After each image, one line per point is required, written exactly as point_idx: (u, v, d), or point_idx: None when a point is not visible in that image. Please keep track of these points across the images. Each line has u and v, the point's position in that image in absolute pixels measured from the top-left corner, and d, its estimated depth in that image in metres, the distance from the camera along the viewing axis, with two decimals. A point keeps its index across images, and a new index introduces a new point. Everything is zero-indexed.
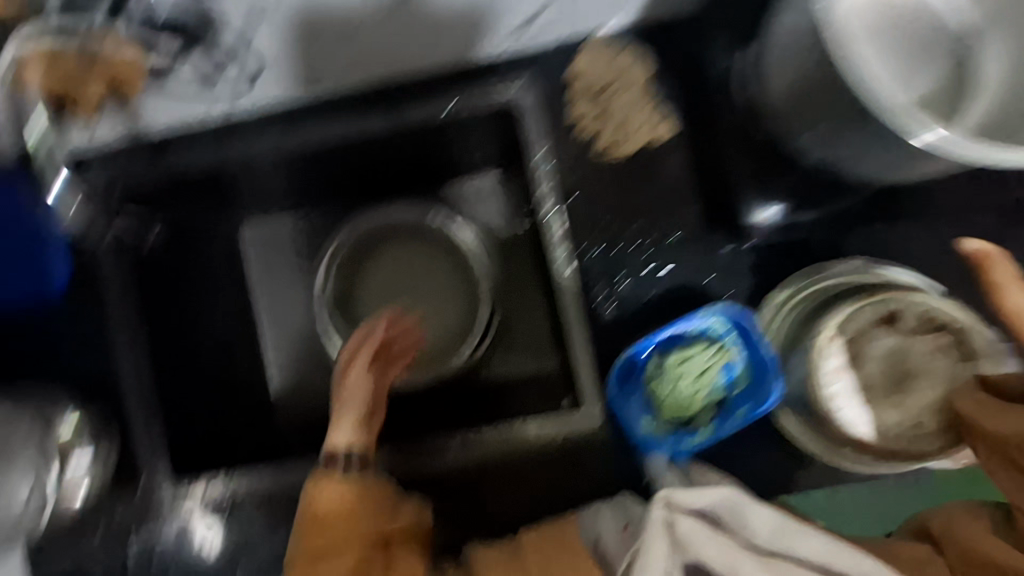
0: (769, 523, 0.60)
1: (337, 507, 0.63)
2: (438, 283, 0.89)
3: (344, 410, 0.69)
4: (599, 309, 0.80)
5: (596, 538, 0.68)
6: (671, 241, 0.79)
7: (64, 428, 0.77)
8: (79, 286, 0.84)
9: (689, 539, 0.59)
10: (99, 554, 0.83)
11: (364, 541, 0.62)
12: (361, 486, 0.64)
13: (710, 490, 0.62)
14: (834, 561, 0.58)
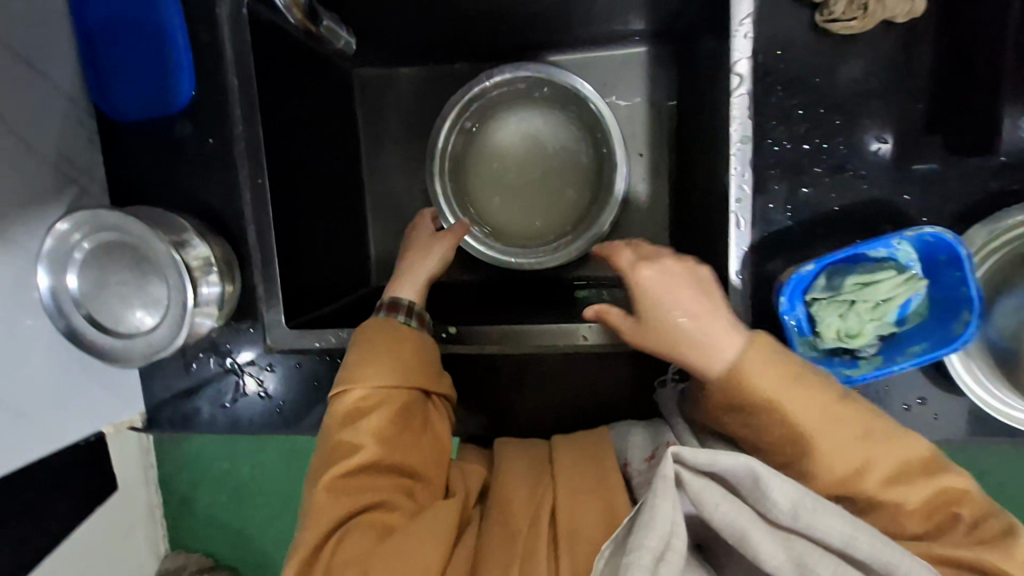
0: (791, 499, 0.52)
1: (390, 352, 0.72)
2: (575, 168, 0.96)
3: (414, 275, 0.79)
4: (767, 214, 0.71)
5: (625, 459, 0.74)
6: (877, 142, 0.68)
7: (195, 256, 0.72)
8: (201, 104, 0.77)
9: (699, 499, 0.54)
10: (210, 379, 0.84)
11: (412, 382, 0.71)
12: (413, 338, 0.73)
13: (730, 456, 0.53)
14: (854, 543, 0.51)
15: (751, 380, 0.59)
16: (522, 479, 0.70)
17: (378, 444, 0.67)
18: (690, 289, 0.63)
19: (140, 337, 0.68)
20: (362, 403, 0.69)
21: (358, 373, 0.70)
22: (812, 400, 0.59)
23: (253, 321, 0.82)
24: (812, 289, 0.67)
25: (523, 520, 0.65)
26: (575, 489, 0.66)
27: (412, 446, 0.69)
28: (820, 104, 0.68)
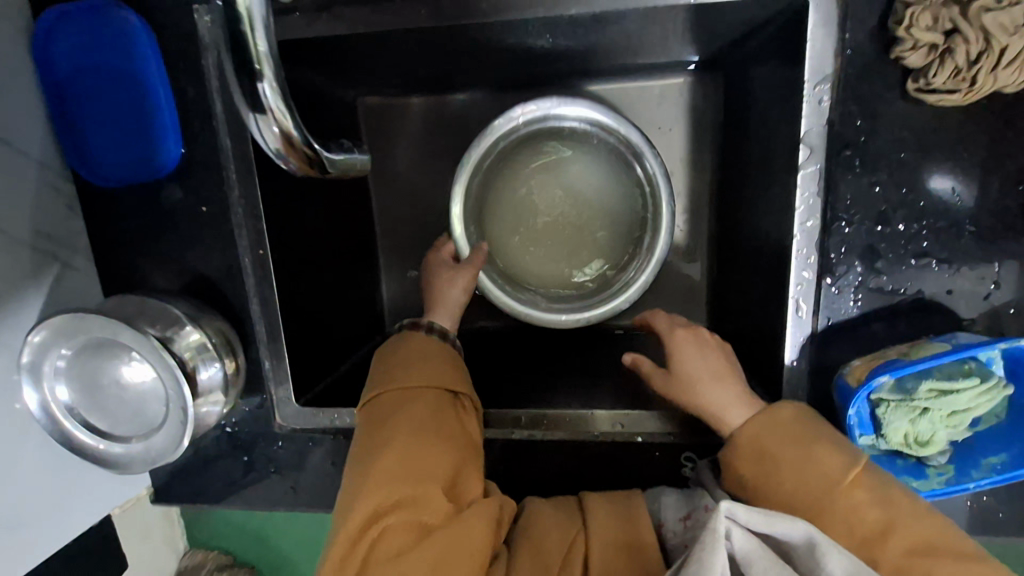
0: (849, 570, 0.47)
1: (427, 362, 0.67)
2: (609, 207, 0.87)
3: (445, 299, 0.76)
4: (832, 301, 0.63)
5: (658, 519, 0.65)
6: (963, 227, 0.59)
7: (188, 344, 0.65)
8: (190, 164, 0.68)
9: (749, 559, 0.48)
10: (213, 453, 0.78)
11: (450, 386, 0.66)
12: (445, 352, 0.70)
13: (782, 521, 0.49)
14: None
15: (762, 442, 0.63)
16: (552, 516, 0.64)
17: (414, 444, 0.60)
18: (705, 342, 0.71)
19: (139, 437, 0.63)
20: (399, 401, 0.64)
21: (397, 375, 0.66)
22: (824, 465, 0.59)
23: (261, 398, 0.76)
24: (881, 390, 0.60)
25: (555, 556, 0.60)
26: (607, 537, 0.61)
27: (454, 446, 0.61)
28: (901, 181, 0.59)
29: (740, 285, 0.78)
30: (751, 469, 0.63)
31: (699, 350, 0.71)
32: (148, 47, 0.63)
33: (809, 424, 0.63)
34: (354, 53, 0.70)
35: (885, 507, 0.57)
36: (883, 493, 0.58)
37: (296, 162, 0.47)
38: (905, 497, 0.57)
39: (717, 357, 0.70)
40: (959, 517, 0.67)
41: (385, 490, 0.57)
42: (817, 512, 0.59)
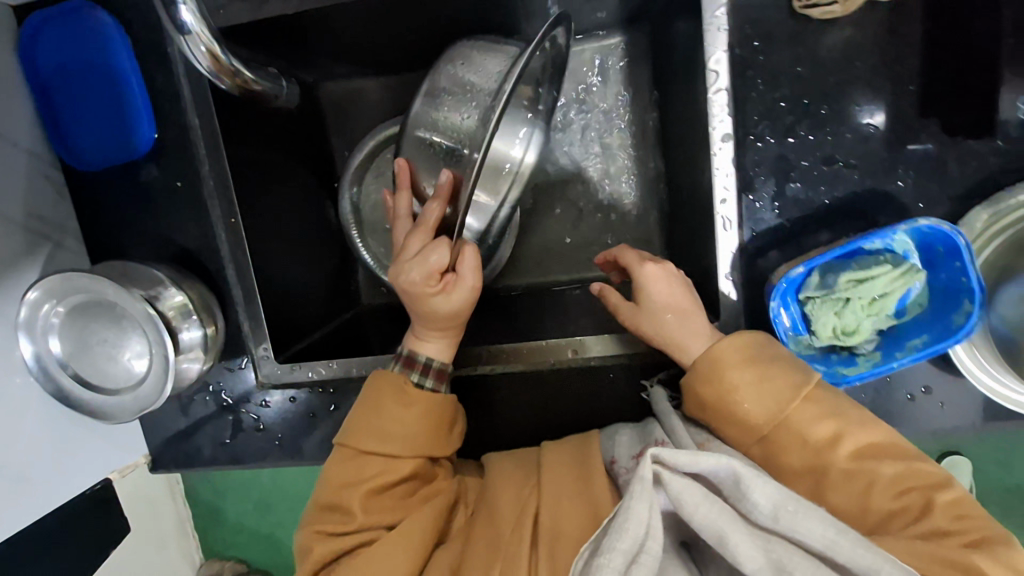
0: (771, 499, 0.51)
1: (398, 411, 0.70)
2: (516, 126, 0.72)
3: (438, 332, 0.73)
4: (755, 212, 0.67)
5: (612, 456, 0.69)
6: (864, 130, 0.64)
7: (170, 306, 0.71)
8: (164, 144, 0.75)
9: (678, 499, 0.52)
10: (204, 418, 0.84)
11: (417, 451, 0.70)
12: (431, 403, 0.71)
13: (706, 457, 0.52)
14: (834, 548, 0.50)
15: (723, 370, 0.64)
16: (511, 478, 0.69)
17: (366, 505, 0.67)
18: (676, 285, 0.69)
19: (125, 391, 0.67)
20: (358, 463, 0.69)
21: (360, 434, 0.70)
22: (780, 386, 0.62)
23: (244, 362, 0.82)
24: (807, 287, 0.65)
25: (508, 522, 0.64)
26: (559, 493, 0.64)
27: (404, 500, 0.68)
28: (802, 95, 0.65)
29: (683, 220, 0.82)
30: (713, 393, 0.64)
31: (667, 283, 0.69)
32: (118, 41, 0.71)
33: (766, 349, 0.65)
34: (307, 35, 0.78)
35: (834, 421, 0.61)
36: (833, 407, 0.62)
37: (230, 82, 0.65)
38: (852, 406, 0.62)
39: (684, 303, 0.69)
40: (901, 413, 0.69)
41: (340, 538, 0.66)
42: (773, 428, 0.62)
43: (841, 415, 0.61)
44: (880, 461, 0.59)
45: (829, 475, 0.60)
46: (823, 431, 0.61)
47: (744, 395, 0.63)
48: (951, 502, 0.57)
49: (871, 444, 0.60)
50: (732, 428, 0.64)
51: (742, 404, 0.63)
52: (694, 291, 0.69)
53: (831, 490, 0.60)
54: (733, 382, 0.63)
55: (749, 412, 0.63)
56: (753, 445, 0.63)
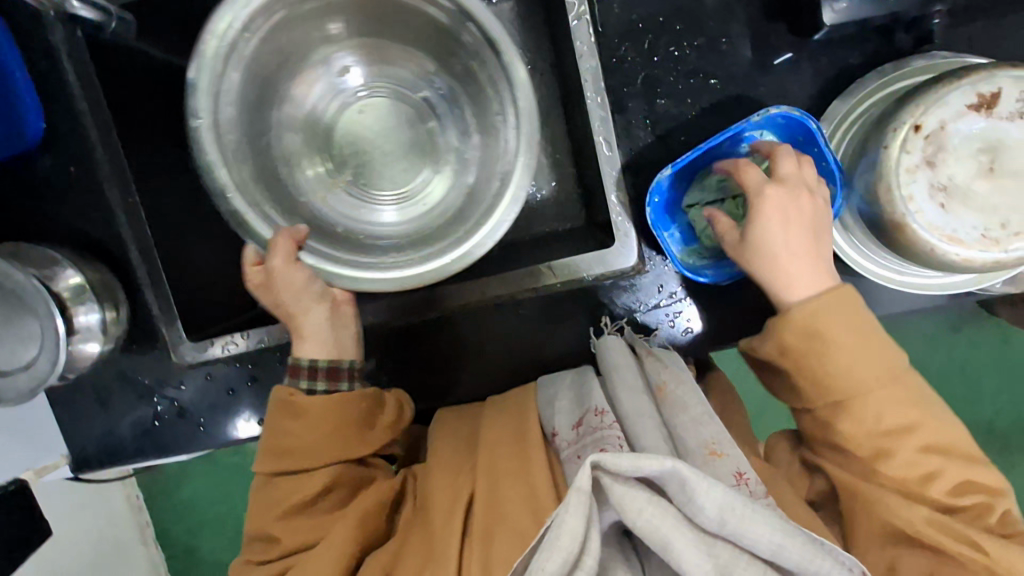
0: (716, 504, 0.48)
1: (289, 424, 0.64)
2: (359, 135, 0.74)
3: (309, 329, 0.67)
4: (630, 131, 0.70)
5: (552, 427, 0.63)
6: (719, 40, 0.67)
7: (67, 285, 0.71)
8: (55, 132, 0.76)
9: (620, 504, 0.50)
10: (121, 408, 0.82)
11: (329, 456, 0.64)
12: (333, 408, 0.64)
13: (652, 461, 0.48)
14: (781, 551, 0.48)
15: (821, 328, 0.55)
16: (443, 471, 0.63)
17: (287, 527, 0.62)
18: (802, 212, 0.57)
19: (21, 372, 0.67)
20: (270, 486, 0.64)
21: (264, 452, 0.65)
22: (878, 358, 0.55)
23: (156, 348, 0.81)
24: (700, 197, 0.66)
25: (442, 513, 0.59)
26: (496, 472, 0.60)
27: (331, 514, 0.63)
28: (656, 13, 0.68)
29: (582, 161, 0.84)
30: (807, 352, 0.56)
31: (796, 221, 0.57)
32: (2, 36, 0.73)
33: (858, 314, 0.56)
34: None
35: (914, 409, 0.55)
36: (914, 394, 0.56)
37: None
38: (931, 401, 0.56)
39: (811, 233, 0.58)
40: None
41: (270, 563, 0.61)
42: (853, 397, 0.55)
43: (920, 404, 0.55)
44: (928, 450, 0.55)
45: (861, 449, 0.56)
46: (904, 417, 0.55)
47: (852, 361, 0.55)
48: (994, 504, 0.55)
49: (942, 442, 0.55)
50: (807, 381, 0.57)
51: (831, 367, 0.55)
52: (826, 228, 0.59)
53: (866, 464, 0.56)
54: (828, 346, 0.55)
55: (832, 378, 0.55)
56: (823, 402, 0.57)
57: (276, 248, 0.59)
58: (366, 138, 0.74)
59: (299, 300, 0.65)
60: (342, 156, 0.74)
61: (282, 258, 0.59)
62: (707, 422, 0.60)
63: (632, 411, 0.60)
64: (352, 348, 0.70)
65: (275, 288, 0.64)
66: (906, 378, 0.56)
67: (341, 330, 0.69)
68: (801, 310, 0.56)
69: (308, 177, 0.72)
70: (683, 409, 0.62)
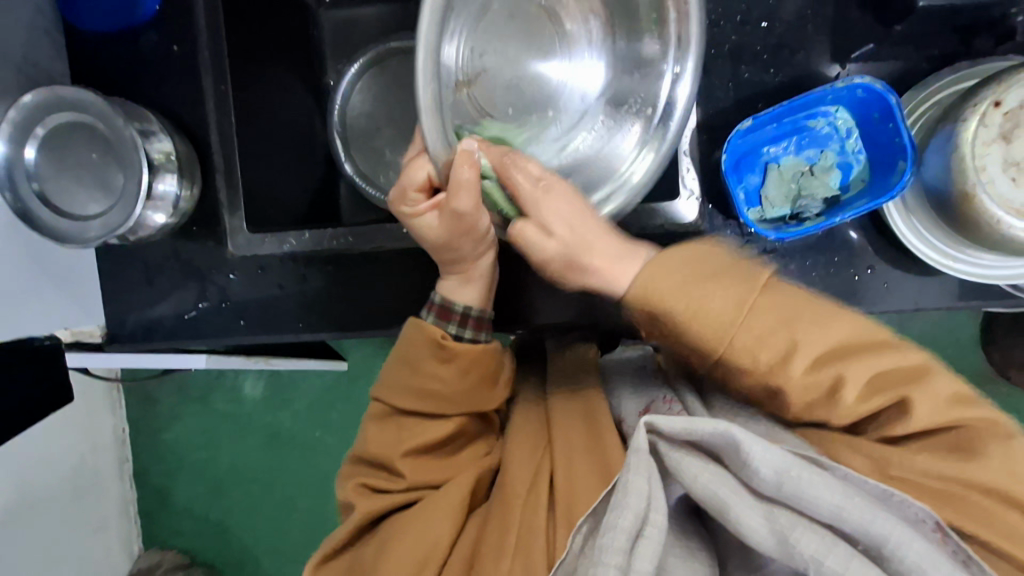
0: (774, 467, 0.46)
1: (435, 366, 0.64)
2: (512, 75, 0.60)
3: (469, 271, 0.67)
4: (712, 91, 0.73)
5: (619, 415, 0.65)
6: (811, 19, 0.71)
7: (158, 150, 0.75)
8: (164, 10, 0.79)
9: (677, 472, 0.49)
10: (163, 289, 0.83)
11: (460, 406, 0.65)
12: (482, 356, 0.65)
13: (706, 420, 0.47)
14: (842, 516, 0.45)
15: (662, 295, 0.54)
16: (524, 447, 0.64)
17: (414, 465, 0.64)
18: (587, 216, 0.56)
19: (97, 219, 0.70)
20: (394, 422, 0.66)
21: (400, 392, 0.65)
22: (817, 325, 0.54)
23: (214, 234, 0.82)
24: (775, 162, 0.71)
25: (522, 485, 0.60)
26: (572, 449, 0.61)
27: (448, 459, 0.66)
28: None
29: None
30: (751, 377, 0.55)
31: (671, 259, 0.55)
32: None
33: (778, 303, 0.54)
34: None
35: (899, 359, 0.54)
36: (880, 355, 0.54)
37: None
38: (900, 356, 0.54)
39: (695, 270, 0.54)
40: (850, 292, 0.72)
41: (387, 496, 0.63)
42: (819, 404, 0.54)
43: (892, 354, 0.54)
44: (852, 354, 0.54)
45: (795, 381, 0.53)
46: (779, 314, 0.53)
47: (712, 305, 0.53)
48: (946, 384, 0.55)
49: (946, 394, 0.54)
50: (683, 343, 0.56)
51: (789, 370, 0.53)
52: (705, 249, 0.56)
53: (831, 410, 0.54)
54: (762, 363, 0.54)
55: (798, 388, 0.54)
56: (713, 353, 0.54)
57: (463, 170, 0.52)
58: (502, 55, 0.60)
59: (476, 247, 0.63)
60: (476, 64, 0.57)
61: (469, 199, 0.54)
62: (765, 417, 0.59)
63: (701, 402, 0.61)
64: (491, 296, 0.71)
65: (453, 226, 0.58)
66: (774, 286, 0.54)
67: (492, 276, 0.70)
68: (703, 336, 0.53)
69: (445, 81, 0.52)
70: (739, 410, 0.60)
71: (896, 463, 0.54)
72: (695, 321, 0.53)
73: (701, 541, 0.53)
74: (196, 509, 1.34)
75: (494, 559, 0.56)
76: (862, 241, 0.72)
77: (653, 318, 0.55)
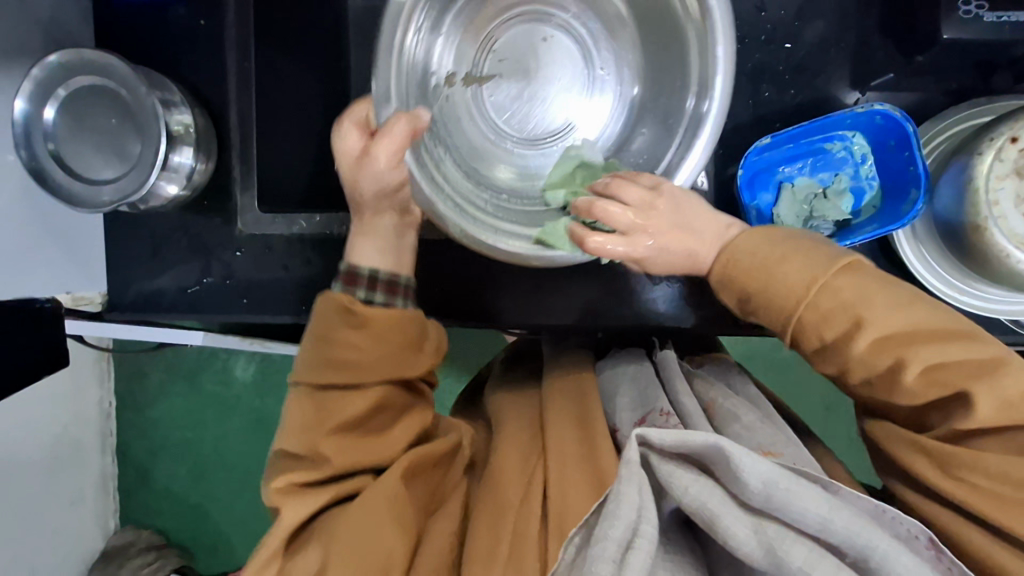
0: (763, 479, 0.45)
1: (349, 333, 0.61)
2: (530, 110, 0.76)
3: (375, 228, 0.68)
4: (731, 107, 0.74)
5: (615, 425, 0.65)
6: (834, 45, 0.72)
7: (178, 121, 0.75)
8: None
9: (668, 484, 0.48)
10: (167, 261, 0.82)
11: (380, 374, 0.62)
12: (393, 318, 0.63)
13: (698, 433, 0.46)
14: (829, 529, 0.45)
15: (739, 269, 0.59)
16: (513, 452, 0.63)
17: (338, 446, 0.59)
18: (665, 210, 0.61)
19: (110, 185, 0.70)
20: (314, 402, 0.61)
21: (314, 365, 0.62)
22: (890, 309, 0.54)
23: (224, 211, 0.82)
24: (789, 181, 0.71)
25: (515, 493, 0.59)
26: (565, 459, 0.59)
27: (382, 438, 0.62)
28: (780, 6, 0.72)
29: None
30: (824, 350, 0.56)
31: (761, 236, 0.59)
32: None
33: (865, 284, 0.55)
34: None
35: (983, 357, 0.52)
36: (957, 345, 0.52)
37: None
38: (984, 351, 0.52)
39: (780, 248, 0.58)
40: None
41: (320, 490, 0.58)
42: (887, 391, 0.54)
43: (970, 345, 0.52)
44: (923, 340, 0.52)
45: (858, 357, 0.54)
46: (846, 297, 0.54)
47: (785, 277, 0.56)
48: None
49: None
50: (763, 316, 0.59)
51: (855, 348, 0.54)
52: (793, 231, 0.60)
53: (894, 392, 0.54)
54: (836, 338, 0.54)
55: (870, 366, 0.54)
56: (783, 329, 0.58)
57: (392, 126, 0.58)
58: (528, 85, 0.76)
59: (381, 203, 0.66)
60: (496, 67, 0.76)
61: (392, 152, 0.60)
62: (760, 429, 0.59)
63: (697, 410, 0.60)
64: (407, 264, 0.70)
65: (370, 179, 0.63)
66: (858, 268, 0.56)
67: (400, 239, 0.69)
68: (778, 307, 0.57)
69: (440, 67, 0.72)
70: (735, 420, 0.60)
71: (955, 462, 0.52)
72: (773, 288, 0.57)
73: (693, 552, 0.53)
74: (175, 490, 1.32)
75: (484, 565, 0.55)
76: (868, 267, 0.73)
77: (737, 286, 0.60)
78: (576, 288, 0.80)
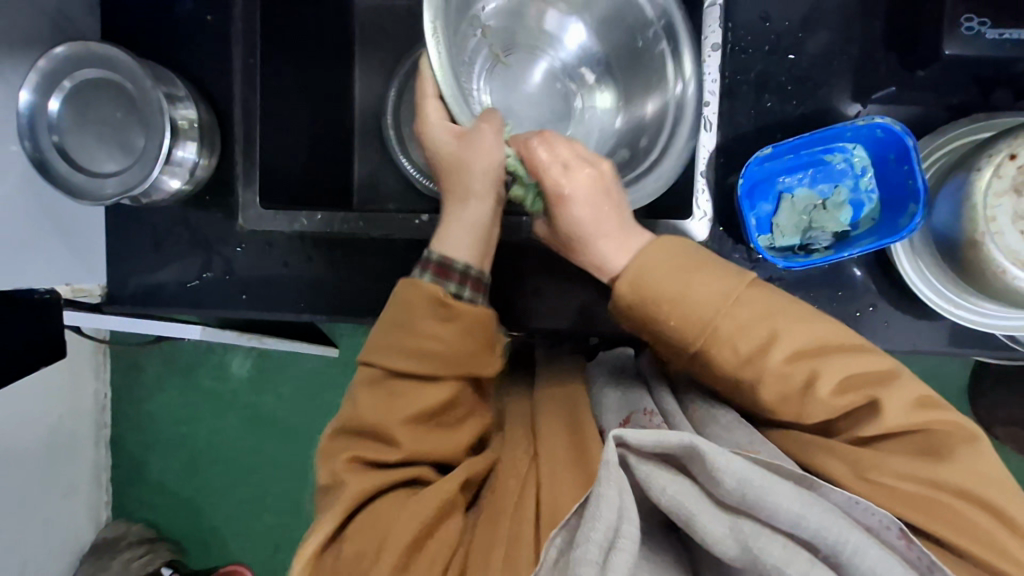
0: (738, 478, 0.46)
1: (435, 326, 0.60)
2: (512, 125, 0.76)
3: (462, 216, 0.65)
4: (733, 117, 0.74)
5: (602, 425, 0.64)
6: (837, 58, 0.73)
7: (183, 116, 0.75)
8: None
9: (647, 486, 0.48)
10: (168, 255, 0.82)
11: (457, 369, 0.62)
12: (482, 319, 0.62)
13: (672, 433, 0.47)
14: (801, 524, 0.46)
15: (651, 282, 0.57)
16: (502, 454, 0.64)
17: (411, 435, 0.60)
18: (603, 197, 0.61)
19: (112, 177, 0.70)
20: (387, 386, 0.61)
21: (395, 352, 0.61)
22: (794, 319, 0.56)
23: (226, 206, 0.82)
24: (789, 193, 0.72)
25: (509, 495, 0.59)
26: (555, 464, 0.59)
27: (450, 434, 0.62)
28: (785, 18, 0.73)
29: None
30: (730, 360, 0.56)
31: (670, 244, 0.59)
32: None
33: (768, 297, 0.57)
34: None
35: (877, 364, 0.55)
36: (856, 353, 0.56)
37: None
38: (873, 358, 0.55)
39: (696, 255, 0.58)
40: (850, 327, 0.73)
41: (383, 473, 0.59)
42: (800, 404, 0.55)
43: (867, 353, 0.55)
44: (829, 352, 0.55)
45: (772, 368, 0.54)
46: (760, 309, 0.56)
47: (699, 288, 0.56)
48: (914, 388, 0.55)
49: (920, 397, 0.55)
50: (668, 333, 0.57)
51: (771, 358, 0.54)
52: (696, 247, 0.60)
53: (804, 405, 0.55)
54: (745, 347, 0.55)
55: (779, 378, 0.54)
56: (695, 340, 0.56)
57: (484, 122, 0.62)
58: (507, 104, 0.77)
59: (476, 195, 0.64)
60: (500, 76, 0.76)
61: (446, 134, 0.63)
62: (738, 429, 0.58)
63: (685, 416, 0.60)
64: (490, 255, 0.67)
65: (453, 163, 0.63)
66: (761, 284, 0.58)
67: (489, 228, 0.66)
68: (686, 319, 0.56)
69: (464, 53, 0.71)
70: (714, 420, 0.59)
71: (873, 466, 0.53)
72: (683, 297, 0.56)
73: (685, 559, 0.53)
74: (169, 484, 1.32)
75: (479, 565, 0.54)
76: (866, 279, 0.73)
77: (642, 299, 0.58)
78: (576, 292, 0.80)
